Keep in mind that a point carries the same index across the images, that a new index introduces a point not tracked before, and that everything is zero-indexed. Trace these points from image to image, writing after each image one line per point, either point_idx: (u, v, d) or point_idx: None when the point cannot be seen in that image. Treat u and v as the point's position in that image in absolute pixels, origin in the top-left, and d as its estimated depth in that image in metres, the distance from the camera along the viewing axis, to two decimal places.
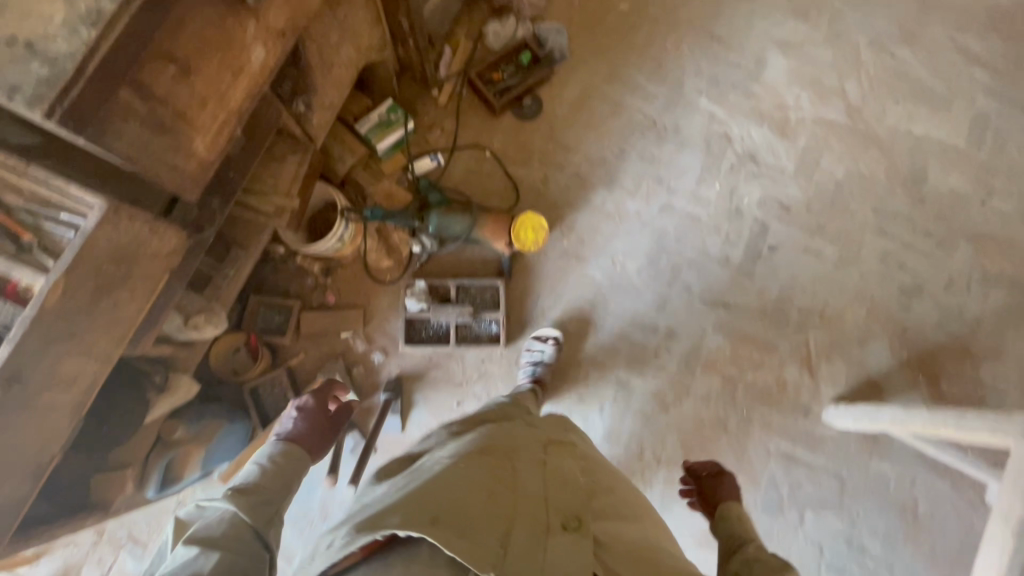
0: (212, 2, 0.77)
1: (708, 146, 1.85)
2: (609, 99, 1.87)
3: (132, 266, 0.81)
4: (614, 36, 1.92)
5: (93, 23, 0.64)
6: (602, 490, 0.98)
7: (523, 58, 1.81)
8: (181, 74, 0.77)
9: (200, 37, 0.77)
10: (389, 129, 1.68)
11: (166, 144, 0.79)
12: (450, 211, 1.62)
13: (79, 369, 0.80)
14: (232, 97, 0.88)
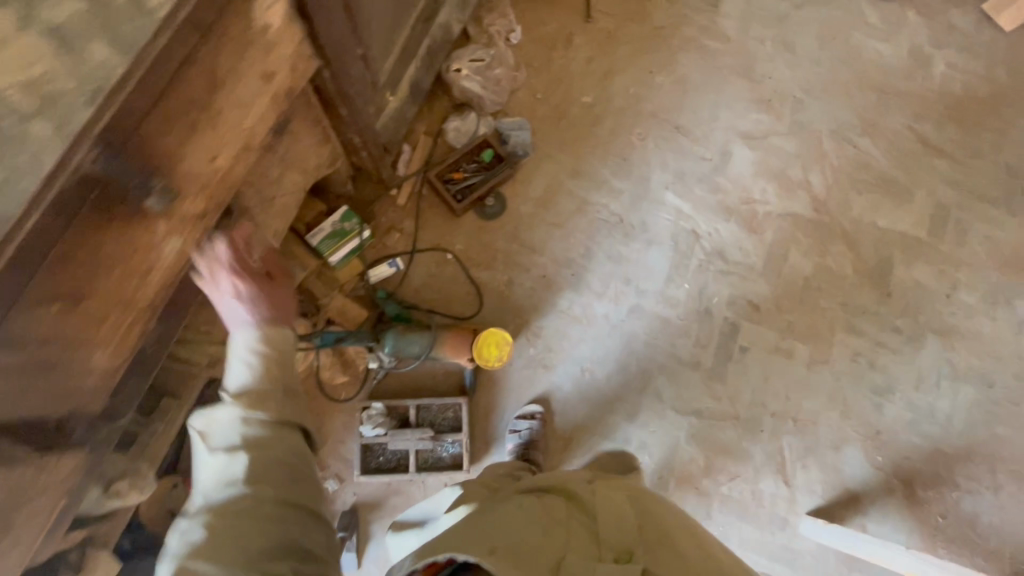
0: (108, 219, 0.67)
1: (676, 243, 1.81)
2: (574, 196, 1.82)
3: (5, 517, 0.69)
4: (578, 129, 1.88)
5: None
6: (653, 507, 0.96)
7: (485, 157, 1.75)
8: (69, 307, 0.67)
9: (93, 259, 0.68)
10: (344, 239, 1.60)
11: (54, 376, 0.70)
12: (408, 330, 1.53)
13: None
14: (140, 298, 0.78)
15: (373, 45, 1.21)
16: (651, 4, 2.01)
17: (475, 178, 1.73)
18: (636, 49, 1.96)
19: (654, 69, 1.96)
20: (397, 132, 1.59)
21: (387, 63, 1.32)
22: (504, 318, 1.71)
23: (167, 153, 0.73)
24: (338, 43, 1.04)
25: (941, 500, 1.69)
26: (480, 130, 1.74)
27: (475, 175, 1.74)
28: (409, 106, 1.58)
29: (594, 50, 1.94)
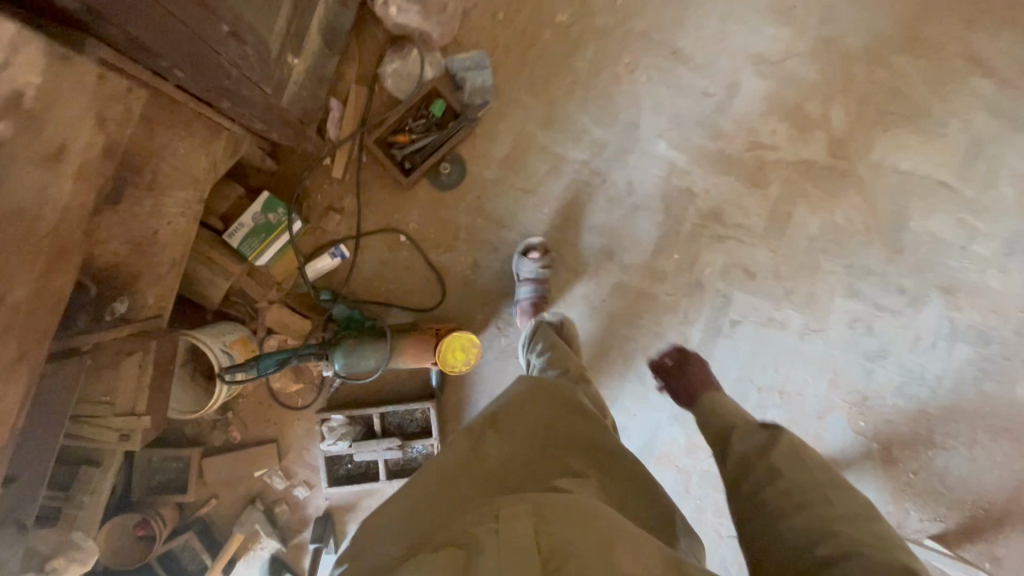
0: None
1: (667, 207, 1.55)
2: (547, 153, 1.50)
3: None
4: (552, 63, 1.49)
5: None
6: (560, 522, 0.66)
7: (435, 112, 1.40)
8: None
9: None
10: (271, 235, 1.33)
11: None
12: (360, 342, 1.33)
13: None
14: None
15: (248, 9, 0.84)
16: None
17: (425, 142, 1.40)
18: None
19: None
20: (315, 96, 1.23)
21: (277, 24, 0.94)
22: (470, 307, 1.51)
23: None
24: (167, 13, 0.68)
25: (914, 456, 1.70)
26: (426, 77, 1.36)
27: (425, 137, 1.40)
28: (326, 59, 1.21)
29: None
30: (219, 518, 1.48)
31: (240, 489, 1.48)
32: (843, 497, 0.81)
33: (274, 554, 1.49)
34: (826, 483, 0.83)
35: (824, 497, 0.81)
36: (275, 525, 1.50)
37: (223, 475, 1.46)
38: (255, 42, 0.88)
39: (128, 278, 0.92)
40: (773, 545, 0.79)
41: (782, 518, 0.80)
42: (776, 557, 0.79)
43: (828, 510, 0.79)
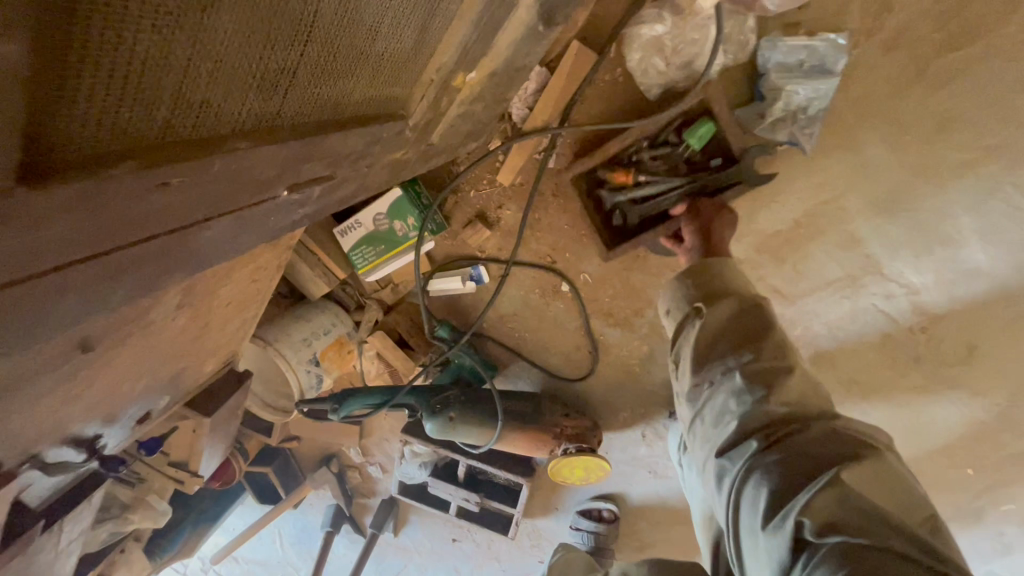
0: None
1: (1011, 406, 0.88)
2: (850, 254, 0.85)
3: None
4: (974, 99, 0.73)
5: None
6: None
7: (692, 144, 0.77)
8: None
9: None
10: (393, 249, 0.95)
11: None
12: (464, 415, 1.02)
13: None
14: None
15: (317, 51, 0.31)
16: None
17: (655, 194, 0.80)
18: None
19: None
20: (506, 95, 0.68)
21: (408, 32, 0.40)
22: (618, 400, 1.10)
23: None
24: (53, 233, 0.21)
25: None
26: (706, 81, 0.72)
27: (659, 185, 0.80)
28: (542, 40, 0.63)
29: None
30: (300, 456, 1.46)
31: (322, 442, 1.43)
32: (753, 361, 0.64)
33: (337, 506, 1.48)
34: (741, 361, 0.65)
35: (732, 384, 0.64)
36: (346, 486, 1.46)
37: (306, 430, 1.38)
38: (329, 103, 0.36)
39: (164, 383, 0.65)
40: (706, 466, 0.64)
41: (710, 423, 0.65)
42: (701, 462, 0.66)
43: (725, 386, 0.64)
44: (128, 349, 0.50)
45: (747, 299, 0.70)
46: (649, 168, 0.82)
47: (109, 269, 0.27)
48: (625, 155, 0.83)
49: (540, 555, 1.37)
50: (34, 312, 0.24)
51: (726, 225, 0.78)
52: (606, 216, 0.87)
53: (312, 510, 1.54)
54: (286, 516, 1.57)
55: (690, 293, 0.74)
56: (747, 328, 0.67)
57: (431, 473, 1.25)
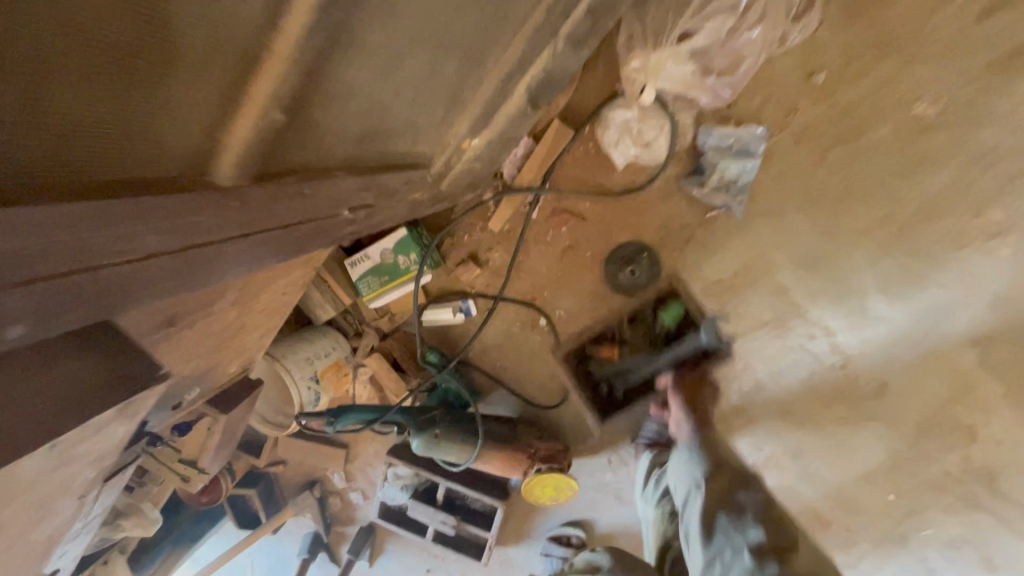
0: None
1: (920, 435, 1.03)
2: (781, 300, 1.02)
3: None
4: (864, 181, 0.93)
5: None
6: None
7: (666, 319, 1.07)
8: None
9: None
10: (396, 280, 1.10)
11: None
12: (447, 434, 1.12)
13: None
14: None
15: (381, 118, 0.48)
16: None
17: (635, 365, 1.06)
18: None
19: None
20: (500, 158, 0.86)
21: (437, 110, 0.58)
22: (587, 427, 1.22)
23: None
24: (236, 218, 0.35)
25: None
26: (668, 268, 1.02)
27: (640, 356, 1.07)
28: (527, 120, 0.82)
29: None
30: (283, 482, 1.51)
31: (307, 468, 1.49)
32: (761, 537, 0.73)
33: (316, 533, 1.52)
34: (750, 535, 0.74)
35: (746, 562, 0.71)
36: (326, 512, 1.51)
37: (294, 454, 1.45)
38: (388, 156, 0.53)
39: (198, 374, 0.75)
40: None
41: None
42: None
43: (737, 560, 0.72)
44: (186, 333, 0.61)
45: (737, 477, 0.83)
46: (630, 341, 1.11)
47: (249, 249, 0.39)
48: (611, 333, 1.13)
49: None
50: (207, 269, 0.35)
51: (704, 394, 1.00)
52: (595, 390, 1.14)
53: (288, 539, 1.57)
54: (262, 544, 1.59)
55: (691, 467, 0.87)
56: (747, 501, 0.79)
57: (411, 495, 1.33)
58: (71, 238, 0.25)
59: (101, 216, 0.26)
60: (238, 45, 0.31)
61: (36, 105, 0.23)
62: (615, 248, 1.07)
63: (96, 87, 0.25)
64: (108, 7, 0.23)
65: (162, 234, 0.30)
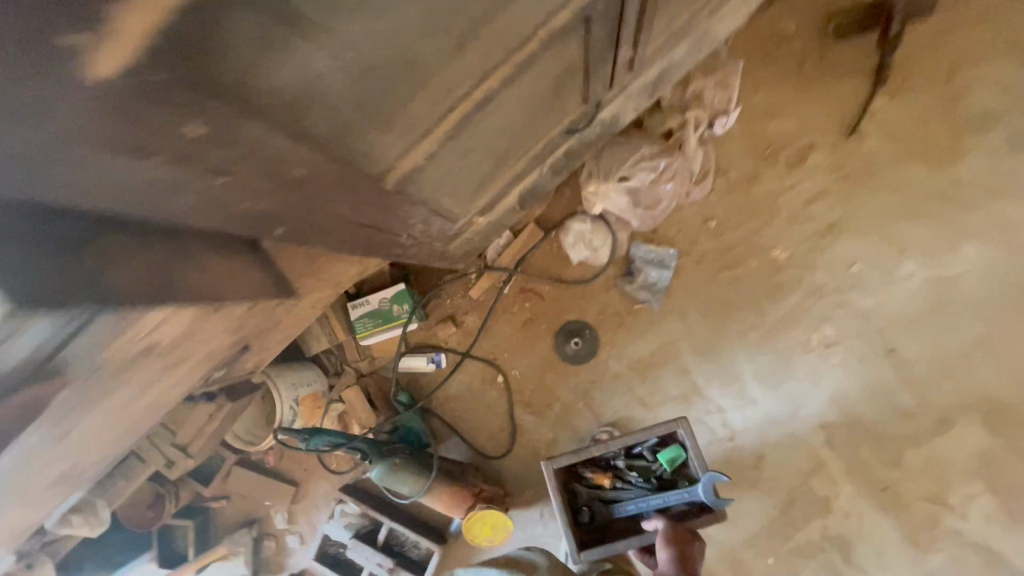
0: None
1: (787, 502, 1.30)
2: (686, 378, 1.34)
3: None
4: (742, 296, 1.32)
5: None
6: None
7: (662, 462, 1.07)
8: None
9: None
10: (386, 324, 1.34)
11: None
12: (403, 466, 1.28)
13: None
14: None
15: (447, 193, 0.80)
16: (964, 150, 1.24)
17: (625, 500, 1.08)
18: (896, 209, 1.27)
19: (905, 251, 1.26)
20: (489, 237, 1.19)
21: (475, 194, 0.91)
22: (526, 478, 1.40)
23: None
24: (376, 212, 0.64)
25: None
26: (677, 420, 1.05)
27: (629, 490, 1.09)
28: (513, 213, 1.16)
29: (826, 191, 1.29)
30: (220, 518, 1.53)
31: (249, 506, 1.53)
32: None
33: None
34: None
35: None
36: (257, 556, 1.52)
37: (242, 487, 1.50)
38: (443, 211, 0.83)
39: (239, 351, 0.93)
40: None
41: None
42: None
43: None
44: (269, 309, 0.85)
45: None
46: (623, 475, 1.12)
47: (366, 233, 0.69)
48: (608, 463, 1.15)
49: None
50: (346, 229, 0.64)
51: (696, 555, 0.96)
52: (577, 511, 1.13)
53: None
54: None
55: None
56: None
57: (353, 535, 1.40)
58: (334, 192, 0.53)
59: (343, 182, 0.53)
60: (428, 126, 0.58)
61: (352, 150, 0.50)
62: (565, 323, 1.38)
63: (370, 148, 0.52)
64: (394, 119, 0.51)
65: (351, 206, 0.59)
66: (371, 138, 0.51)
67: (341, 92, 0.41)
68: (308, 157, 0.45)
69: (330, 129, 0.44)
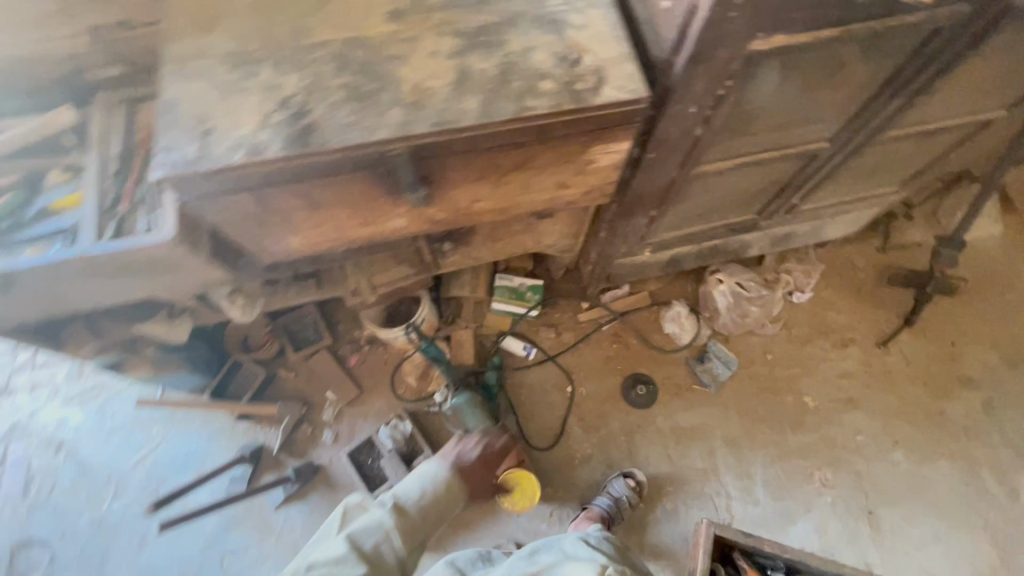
0: (493, 142, 0.76)
1: None
2: (710, 458, 1.64)
3: (278, 223, 0.86)
4: (773, 417, 1.68)
5: (290, 147, 0.71)
6: None
7: None
8: (431, 188, 0.83)
9: (475, 164, 0.81)
10: (515, 300, 1.69)
11: (375, 204, 0.86)
12: (480, 406, 1.55)
13: (63, 293, 0.89)
14: (376, 219, 0.92)
15: (670, 215, 1.26)
16: (955, 394, 1.71)
17: None
18: (899, 410, 1.69)
19: (898, 443, 1.66)
20: (629, 276, 1.62)
21: (671, 233, 1.37)
22: (552, 476, 1.61)
23: (507, 169, 0.84)
24: (665, 190, 1.10)
25: None
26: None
27: None
28: (655, 269, 1.60)
29: (854, 375, 1.73)
30: (279, 386, 1.71)
31: (310, 389, 1.71)
32: None
33: (263, 445, 1.64)
34: None
35: None
36: (291, 432, 1.66)
37: (318, 369, 1.71)
38: (662, 222, 1.27)
39: (475, 241, 1.31)
40: None
41: None
42: None
43: None
44: (527, 222, 1.26)
45: None
46: None
47: (645, 203, 1.14)
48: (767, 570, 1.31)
49: None
50: (650, 192, 1.09)
51: None
52: None
53: (221, 443, 1.65)
54: (185, 431, 1.66)
55: None
56: None
57: (392, 450, 1.59)
58: (685, 160, 1.00)
59: (693, 157, 0.99)
60: (729, 160, 1.06)
61: (712, 144, 0.98)
62: (636, 372, 1.73)
63: (712, 150, 1.00)
64: (732, 142, 1.00)
65: (672, 176, 1.04)
66: (720, 137, 0.97)
67: (748, 98, 0.88)
68: (712, 129, 0.92)
69: (726, 123, 0.93)
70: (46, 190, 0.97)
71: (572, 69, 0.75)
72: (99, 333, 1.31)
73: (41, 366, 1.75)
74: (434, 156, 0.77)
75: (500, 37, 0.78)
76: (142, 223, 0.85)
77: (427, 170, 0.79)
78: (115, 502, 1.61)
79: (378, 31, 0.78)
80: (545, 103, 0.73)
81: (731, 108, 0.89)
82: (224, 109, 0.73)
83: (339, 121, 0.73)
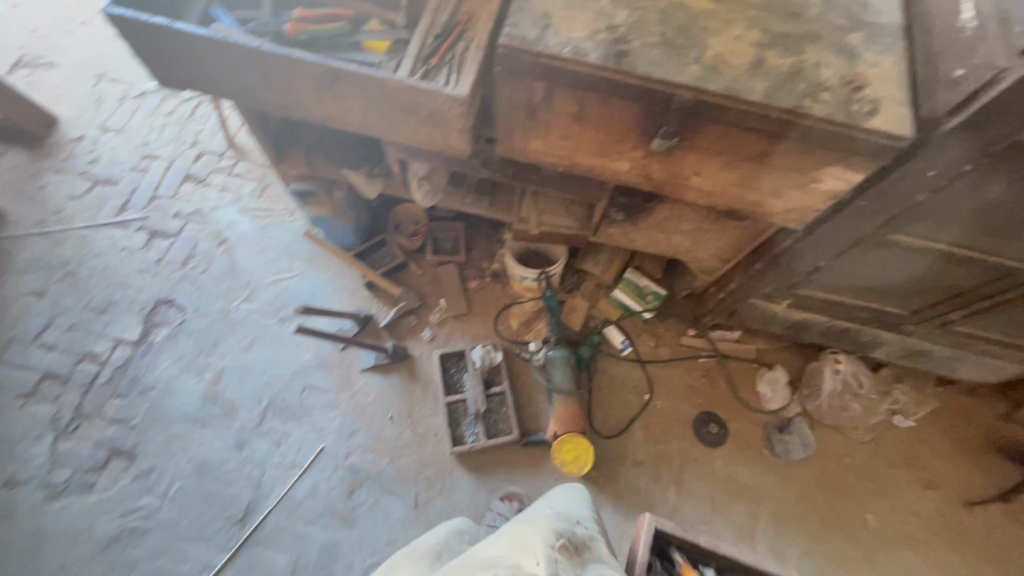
0: (759, 124, 0.88)
1: None
2: (751, 520, 1.64)
3: (540, 122, 1.03)
4: (828, 515, 1.66)
5: (606, 61, 0.87)
6: None
7: None
8: (679, 145, 0.97)
9: (728, 139, 0.94)
10: (632, 296, 1.78)
11: (624, 139, 1.01)
12: (569, 367, 1.66)
13: (354, 105, 1.11)
14: (610, 157, 1.06)
15: (832, 275, 1.32)
16: None
17: None
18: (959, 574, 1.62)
19: None
20: (751, 321, 1.67)
21: (822, 295, 1.42)
22: (600, 462, 1.68)
23: (748, 156, 0.96)
24: (852, 246, 1.16)
25: None
26: None
27: None
28: (779, 326, 1.64)
29: (926, 518, 1.67)
30: (405, 277, 1.90)
31: (428, 290, 1.89)
32: None
33: (372, 316, 1.83)
34: None
35: None
36: (398, 317, 1.84)
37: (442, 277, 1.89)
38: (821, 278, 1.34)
39: (645, 223, 1.42)
40: None
41: None
42: None
43: None
44: (698, 221, 1.35)
45: None
46: None
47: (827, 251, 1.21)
48: None
49: (420, 490, 1.64)
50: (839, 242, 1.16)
51: None
52: None
53: (342, 297, 1.87)
54: (320, 275, 1.90)
55: None
56: None
57: (476, 370, 1.71)
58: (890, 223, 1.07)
59: (899, 223, 1.07)
60: (927, 243, 1.12)
61: (923, 219, 1.05)
62: (714, 412, 1.76)
63: (919, 225, 1.07)
64: (940, 228, 1.07)
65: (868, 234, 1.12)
66: (934, 215, 1.04)
67: (985, 189, 0.95)
68: (934, 203, 0.99)
69: (949, 205, 1.00)
70: (365, 31, 1.19)
71: (852, 94, 0.86)
72: (313, 162, 1.55)
73: (235, 174, 2.06)
74: (702, 116, 0.90)
75: (799, 47, 0.90)
76: (442, 79, 1.06)
77: (689, 125, 0.92)
78: (244, 303, 1.86)
79: (700, 5, 0.93)
80: (820, 110, 0.85)
81: (965, 190, 0.96)
82: (566, 15, 0.90)
83: (648, 57, 0.88)
